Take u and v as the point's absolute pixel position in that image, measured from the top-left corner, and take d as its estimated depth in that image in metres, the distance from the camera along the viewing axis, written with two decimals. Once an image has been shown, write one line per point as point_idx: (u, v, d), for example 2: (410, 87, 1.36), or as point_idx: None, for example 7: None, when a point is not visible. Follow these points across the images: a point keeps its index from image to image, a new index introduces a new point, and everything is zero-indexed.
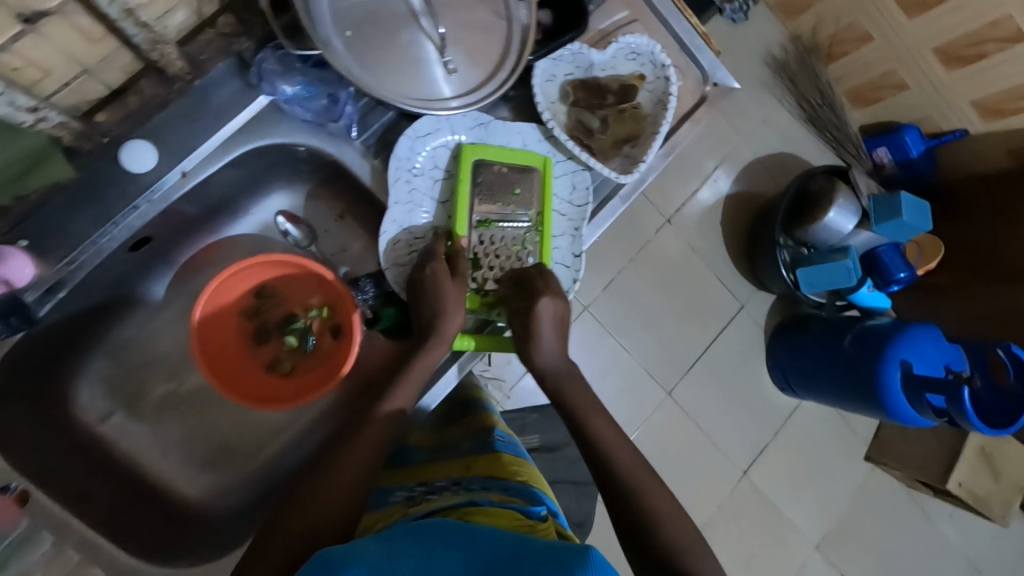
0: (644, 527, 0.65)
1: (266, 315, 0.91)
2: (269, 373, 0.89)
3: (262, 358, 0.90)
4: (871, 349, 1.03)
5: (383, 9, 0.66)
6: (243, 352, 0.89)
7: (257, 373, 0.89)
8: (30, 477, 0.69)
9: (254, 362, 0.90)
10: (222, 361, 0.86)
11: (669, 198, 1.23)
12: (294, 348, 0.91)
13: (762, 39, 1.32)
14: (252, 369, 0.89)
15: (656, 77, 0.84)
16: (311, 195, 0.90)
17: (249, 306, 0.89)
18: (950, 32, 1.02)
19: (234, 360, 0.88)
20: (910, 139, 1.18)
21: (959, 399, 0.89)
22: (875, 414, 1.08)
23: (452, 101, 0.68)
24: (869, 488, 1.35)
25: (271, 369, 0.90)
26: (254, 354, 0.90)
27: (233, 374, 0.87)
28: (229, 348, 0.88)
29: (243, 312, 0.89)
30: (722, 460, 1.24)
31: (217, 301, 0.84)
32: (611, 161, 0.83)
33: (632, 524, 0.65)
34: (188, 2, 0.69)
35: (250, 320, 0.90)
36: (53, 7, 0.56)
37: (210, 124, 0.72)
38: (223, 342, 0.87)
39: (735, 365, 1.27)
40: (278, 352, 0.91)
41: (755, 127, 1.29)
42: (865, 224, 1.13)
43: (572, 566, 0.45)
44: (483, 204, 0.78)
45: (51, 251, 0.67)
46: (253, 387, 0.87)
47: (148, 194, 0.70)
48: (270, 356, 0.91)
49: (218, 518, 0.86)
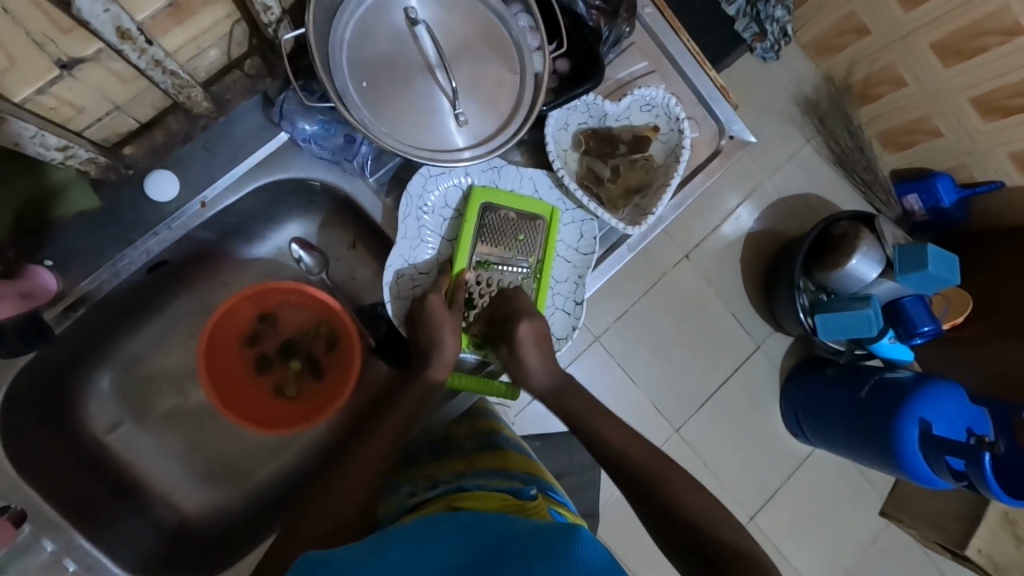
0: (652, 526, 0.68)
1: (266, 342, 0.94)
2: (275, 398, 0.92)
3: (265, 384, 0.93)
4: (890, 401, 0.99)
5: (399, 62, 0.69)
6: (247, 379, 0.92)
7: (262, 399, 0.92)
8: (33, 489, 0.73)
9: (257, 387, 0.92)
10: (226, 384, 0.89)
11: (689, 232, 1.22)
12: (298, 372, 0.94)
13: (793, 77, 1.29)
14: (257, 396, 0.92)
15: (670, 129, 0.85)
16: (324, 223, 0.93)
17: (251, 335, 0.93)
18: (990, 82, 0.99)
19: (239, 387, 0.91)
20: (944, 186, 1.16)
21: (981, 465, 0.86)
22: (891, 471, 1.03)
23: (464, 152, 0.71)
24: (881, 543, 1.29)
25: (277, 394, 0.93)
26: (257, 382, 0.93)
27: (240, 402, 0.89)
28: (234, 375, 0.91)
29: (245, 341, 0.93)
30: (728, 501, 1.21)
31: (223, 326, 0.88)
32: (619, 211, 0.85)
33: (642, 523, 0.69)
34: (221, 42, 0.71)
35: (251, 348, 0.93)
36: (90, 55, 0.58)
37: (228, 159, 0.79)
38: (227, 368, 0.90)
39: (744, 406, 1.24)
40: (281, 377, 0.94)
41: (780, 165, 1.26)
42: (888, 274, 1.08)
43: (562, 551, 0.47)
44: (485, 246, 0.79)
45: (74, 270, 0.74)
46: (261, 414, 0.90)
47: (168, 221, 0.77)
48: (273, 382, 0.94)
49: (210, 535, 0.89)
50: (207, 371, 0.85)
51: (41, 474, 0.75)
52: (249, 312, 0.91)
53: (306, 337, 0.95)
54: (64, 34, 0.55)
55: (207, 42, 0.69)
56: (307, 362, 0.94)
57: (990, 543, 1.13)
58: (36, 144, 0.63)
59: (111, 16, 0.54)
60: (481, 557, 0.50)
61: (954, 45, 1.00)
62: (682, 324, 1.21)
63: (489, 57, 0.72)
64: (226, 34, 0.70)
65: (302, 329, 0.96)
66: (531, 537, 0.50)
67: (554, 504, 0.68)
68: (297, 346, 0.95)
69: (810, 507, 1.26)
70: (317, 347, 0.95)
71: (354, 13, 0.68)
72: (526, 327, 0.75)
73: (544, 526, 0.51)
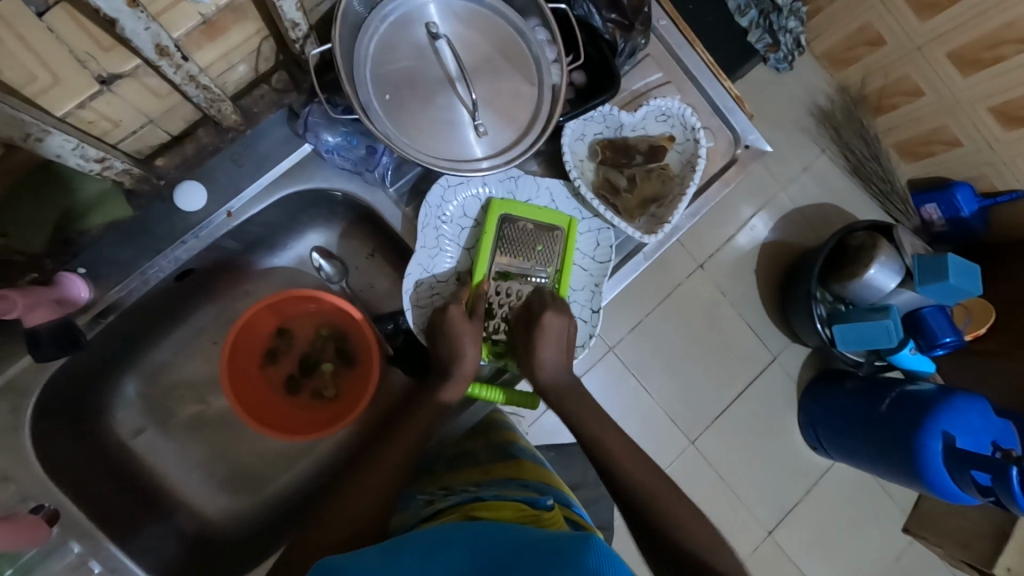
0: (669, 532, 0.67)
1: (284, 363, 0.96)
2: (317, 403, 0.94)
3: (302, 398, 0.95)
4: (911, 414, 0.97)
5: (421, 77, 0.71)
6: (278, 402, 0.93)
7: (304, 411, 0.93)
8: (63, 493, 0.75)
9: (294, 402, 0.94)
10: (254, 404, 0.90)
11: (703, 243, 1.22)
12: (326, 374, 0.96)
13: (807, 89, 1.29)
14: (298, 411, 0.93)
15: (686, 138, 0.86)
16: (344, 233, 0.95)
17: (271, 353, 0.95)
18: (1009, 92, 0.98)
19: (274, 412, 0.92)
20: (963, 196, 1.15)
21: (1008, 480, 0.84)
22: (914, 486, 1.01)
23: (483, 162, 0.72)
24: (905, 561, 1.26)
25: (318, 399, 0.95)
26: (293, 400, 0.94)
27: (282, 420, 0.91)
28: (265, 401, 0.92)
29: (263, 367, 0.94)
30: (746, 517, 1.19)
31: (244, 345, 0.90)
32: (636, 220, 0.85)
33: (657, 524, 0.68)
34: (249, 58, 0.74)
35: (274, 370, 0.95)
36: (128, 71, 0.61)
37: (254, 171, 0.81)
38: (252, 387, 0.91)
39: (766, 414, 1.23)
40: (313, 386, 0.95)
41: (796, 175, 1.26)
42: (908, 284, 1.07)
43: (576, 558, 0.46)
44: (505, 257, 0.80)
45: (105, 278, 0.76)
46: (311, 423, 0.92)
47: (196, 231, 0.79)
48: (309, 394, 0.95)
49: (229, 541, 0.90)
50: (236, 396, 0.86)
51: (71, 477, 0.77)
52: (267, 329, 0.93)
53: (318, 344, 0.97)
54: (104, 53, 0.57)
55: (236, 58, 0.72)
56: (329, 362, 0.96)
57: (1019, 562, 1.10)
58: (76, 157, 0.65)
59: (151, 35, 0.56)
60: (496, 565, 0.49)
61: (970, 55, 1.00)
62: (688, 343, 1.20)
63: (507, 70, 0.74)
64: (254, 50, 0.72)
65: (309, 338, 0.97)
66: (545, 546, 0.50)
67: (570, 515, 0.68)
68: (314, 354, 0.96)
69: (830, 524, 1.24)
70: (330, 348, 0.96)
71: (377, 30, 0.70)
72: (543, 325, 0.75)
73: (561, 538, 0.50)
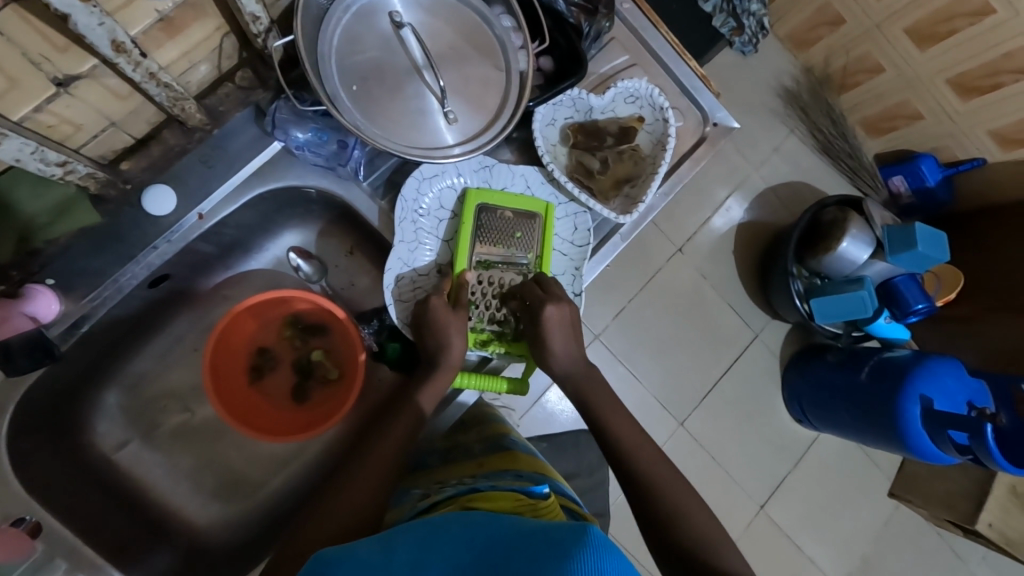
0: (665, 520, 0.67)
1: (275, 378, 0.95)
2: (328, 387, 0.93)
3: (312, 393, 0.94)
4: (891, 381, 1.00)
5: (388, 67, 0.71)
6: (290, 411, 0.92)
7: (319, 402, 0.92)
8: (47, 506, 0.73)
9: (309, 403, 0.93)
10: (267, 425, 0.89)
11: (681, 227, 1.23)
12: (323, 361, 0.94)
13: (773, 71, 1.32)
14: (313, 408, 0.91)
15: (654, 119, 0.87)
16: (322, 232, 0.95)
17: (259, 376, 0.93)
18: (965, 64, 1.01)
19: (293, 420, 0.91)
20: (927, 167, 1.17)
21: (984, 439, 0.85)
22: (898, 452, 1.03)
23: (454, 149, 0.72)
24: (894, 526, 1.30)
25: (327, 385, 0.93)
26: (304, 402, 0.93)
27: (306, 421, 0.90)
28: (276, 418, 0.91)
29: (258, 391, 0.93)
30: (738, 493, 1.21)
31: (225, 380, 0.89)
32: (611, 202, 0.87)
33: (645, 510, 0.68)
34: (211, 58, 0.73)
35: (272, 389, 0.94)
36: (85, 71, 0.60)
37: (224, 171, 0.79)
38: (255, 414, 0.90)
39: (754, 386, 1.26)
40: (317, 377, 0.94)
41: (767, 158, 1.29)
42: (880, 255, 1.10)
43: (570, 549, 0.45)
44: (484, 246, 0.81)
45: (75, 289, 0.75)
46: (328, 405, 0.90)
47: (167, 234, 0.78)
48: (315, 387, 0.94)
49: (220, 550, 0.89)
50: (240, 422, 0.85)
51: (53, 492, 0.75)
52: (243, 356, 0.92)
53: (299, 342, 0.96)
54: (60, 54, 0.56)
55: (197, 56, 0.71)
56: (317, 348, 0.95)
57: (1000, 517, 1.14)
58: (36, 161, 0.63)
59: (106, 30, 0.55)
60: (490, 560, 0.48)
61: (927, 29, 1.03)
62: (670, 329, 1.22)
63: (474, 56, 0.74)
64: (216, 48, 0.72)
65: (289, 347, 0.96)
66: (541, 536, 0.48)
67: (566, 503, 0.69)
68: (301, 352, 0.96)
69: (820, 494, 1.27)
70: (310, 338, 0.96)
71: (340, 20, 0.70)
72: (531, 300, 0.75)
73: (554, 523, 0.50)
